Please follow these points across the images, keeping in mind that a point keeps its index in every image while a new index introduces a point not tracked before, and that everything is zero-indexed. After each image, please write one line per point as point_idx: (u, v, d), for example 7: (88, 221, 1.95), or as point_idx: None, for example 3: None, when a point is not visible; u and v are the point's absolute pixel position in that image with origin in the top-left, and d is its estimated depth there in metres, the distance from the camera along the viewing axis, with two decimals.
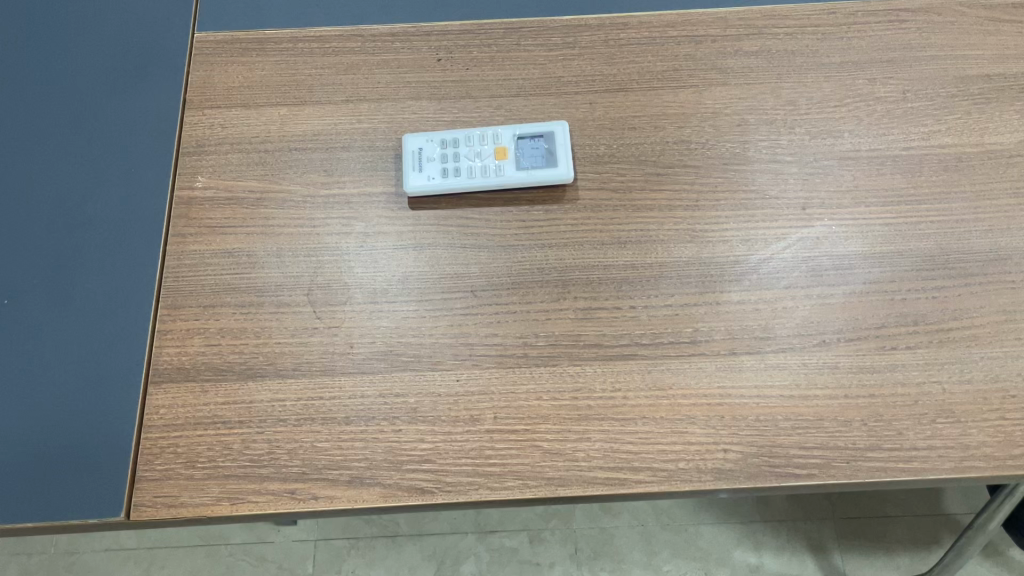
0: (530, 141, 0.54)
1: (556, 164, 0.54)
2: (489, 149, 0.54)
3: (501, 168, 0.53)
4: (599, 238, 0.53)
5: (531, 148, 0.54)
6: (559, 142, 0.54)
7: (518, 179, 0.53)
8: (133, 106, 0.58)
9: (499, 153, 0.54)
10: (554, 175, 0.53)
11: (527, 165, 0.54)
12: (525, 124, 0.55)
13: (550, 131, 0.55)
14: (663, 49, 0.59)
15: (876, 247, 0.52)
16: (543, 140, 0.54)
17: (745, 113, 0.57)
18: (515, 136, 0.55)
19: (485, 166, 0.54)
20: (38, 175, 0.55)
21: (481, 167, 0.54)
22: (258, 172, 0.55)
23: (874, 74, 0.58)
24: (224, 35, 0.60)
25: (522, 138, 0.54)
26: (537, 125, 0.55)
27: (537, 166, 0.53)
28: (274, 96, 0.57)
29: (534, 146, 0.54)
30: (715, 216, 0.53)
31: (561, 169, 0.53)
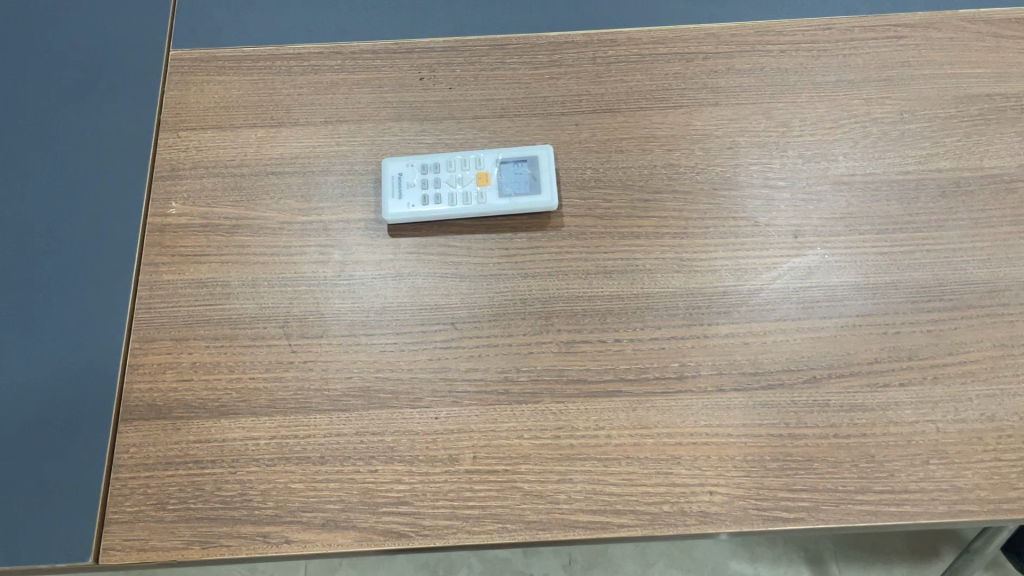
0: (513, 166, 0.53)
1: (541, 190, 0.52)
2: (471, 175, 0.52)
3: (483, 195, 0.52)
4: (584, 268, 0.51)
5: (514, 173, 0.52)
6: (543, 167, 0.53)
7: (500, 206, 0.52)
8: (108, 128, 0.56)
9: (480, 179, 0.52)
10: (537, 202, 0.52)
11: (510, 192, 0.52)
12: (508, 148, 0.53)
13: (534, 155, 0.53)
14: (653, 67, 0.57)
15: (869, 277, 0.50)
16: (526, 164, 0.53)
17: (737, 134, 0.55)
18: (497, 161, 0.53)
19: (466, 193, 0.52)
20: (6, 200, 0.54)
21: (462, 193, 0.52)
22: (234, 197, 0.53)
23: (871, 93, 0.56)
24: (200, 52, 0.58)
25: (506, 163, 0.53)
26: (521, 148, 0.53)
27: (520, 194, 0.52)
28: (251, 117, 0.56)
29: (518, 172, 0.52)
30: (703, 243, 0.52)
31: (545, 196, 0.52)
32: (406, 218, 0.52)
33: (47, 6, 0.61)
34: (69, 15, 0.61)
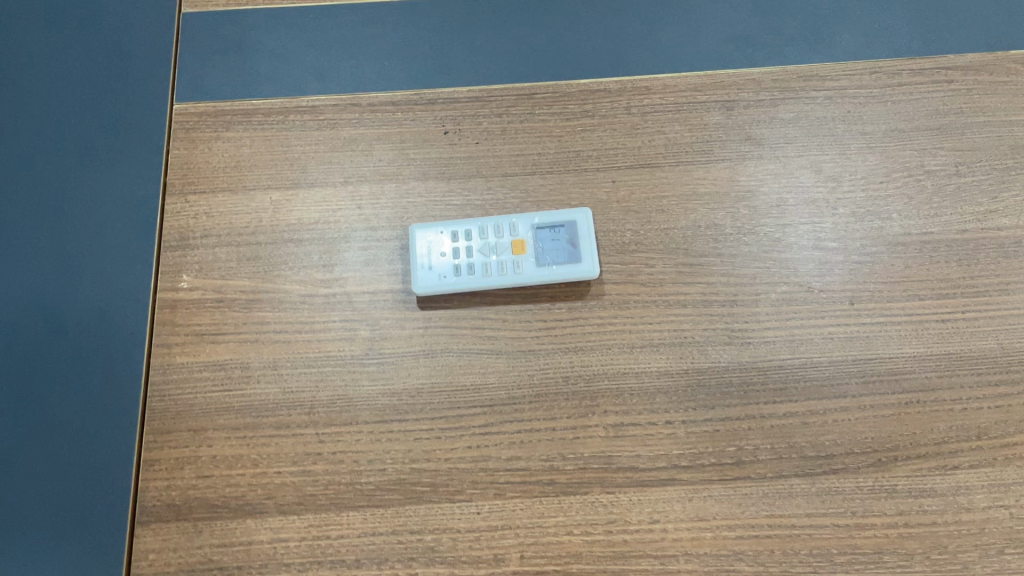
0: (550, 233, 0.49)
1: (580, 259, 0.48)
2: (506, 243, 0.49)
3: (519, 265, 0.48)
4: (629, 341, 0.48)
5: (551, 240, 0.49)
6: (582, 234, 0.49)
7: (538, 277, 0.48)
8: (107, 188, 0.52)
9: (515, 247, 0.49)
10: (577, 272, 0.48)
11: (548, 261, 0.48)
12: (544, 211, 0.50)
13: (571, 219, 0.50)
14: (692, 117, 0.54)
15: (931, 347, 0.48)
16: (564, 231, 0.49)
17: (784, 191, 0.52)
18: (533, 226, 0.49)
19: (501, 262, 0.48)
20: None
21: (497, 263, 0.48)
22: (250, 269, 0.50)
23: (924, 144, 0.53)
24: (206, 105, 0.53)
25: (541, 229, 0.49)
26: (557, 212, 0.50)
27: (558, 263, 0.48)
28: (265, 178, 0.52)
29: (555, 239, 0.49)
30: (755, 312, 0.48)
31: (585, 265, 0.48)
32: (437, 290, 0.48)
33: (29, 42, 0.55)
34: (55, 52, 0.55)
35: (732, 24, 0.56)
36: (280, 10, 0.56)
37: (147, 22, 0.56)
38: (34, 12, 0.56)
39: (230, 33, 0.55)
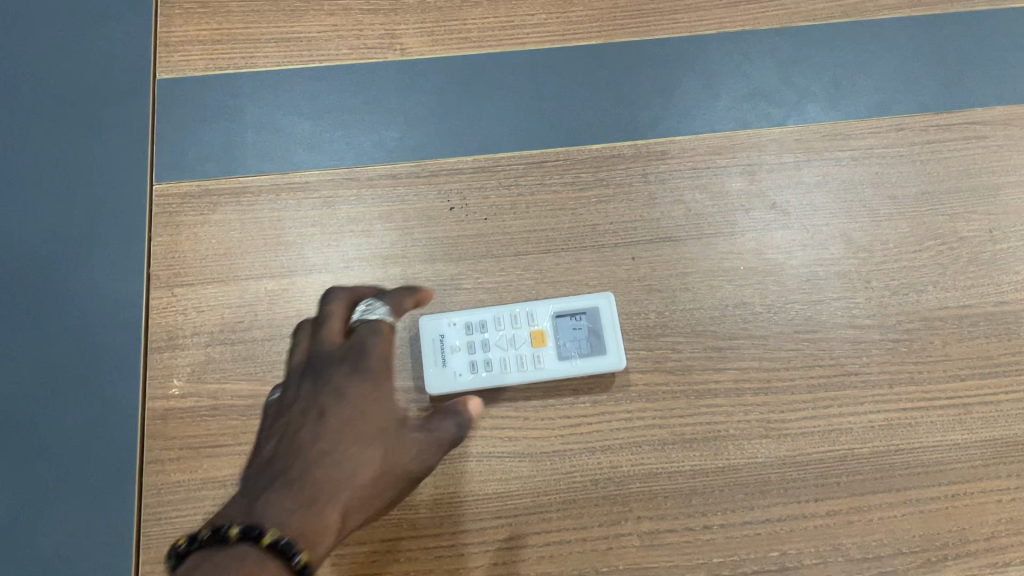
0: (571, 321, 0.46)
1: (605, 351, 0.45)
2: (524, 334, 0.45)
3: (541, 357, 0.45)
4: (660, 436, 0.45)
5: (572, 330, 0.46)
6: (605, 321, 0.46)
7: (561, 371, 0.45)
8: (86, 284, 0.47)
9: (535, 338, 0.45)
10: (602, 364, 0.45)
11: (571, 353, 0.45)
12: (564, 297, 0.47)
13: (593, 305, 0.46)
14: (713, 183, 0.50)
15: (975, 433, 0.45)
16: (585, 318, 0.46)
17: (813, 264, 0.49)
18: (553, 314, 0.46)
19: (521, 356, 0.45)
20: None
21: (516, 357, 0.45)
22: (247, 370, 0.46)
23: (956, 208, 0.50)
24: (189, 185, 0.49)
25: (562, 317, 0.46)
26: (577, 298, 0.46)
27: (581, 355, 0.45)
28: (258, 266, 0.48)
29: (576, 328, 0.46)
30: (790, 400, 0.46)
31: (611, 356, 0.45)
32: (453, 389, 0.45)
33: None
34: (17, 125, 0.50)
35: (750, 78, 0.53)
36: (264, 76, 0.52)
37: (119, 89, 0.51)
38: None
39: (212, 102, 0.51)
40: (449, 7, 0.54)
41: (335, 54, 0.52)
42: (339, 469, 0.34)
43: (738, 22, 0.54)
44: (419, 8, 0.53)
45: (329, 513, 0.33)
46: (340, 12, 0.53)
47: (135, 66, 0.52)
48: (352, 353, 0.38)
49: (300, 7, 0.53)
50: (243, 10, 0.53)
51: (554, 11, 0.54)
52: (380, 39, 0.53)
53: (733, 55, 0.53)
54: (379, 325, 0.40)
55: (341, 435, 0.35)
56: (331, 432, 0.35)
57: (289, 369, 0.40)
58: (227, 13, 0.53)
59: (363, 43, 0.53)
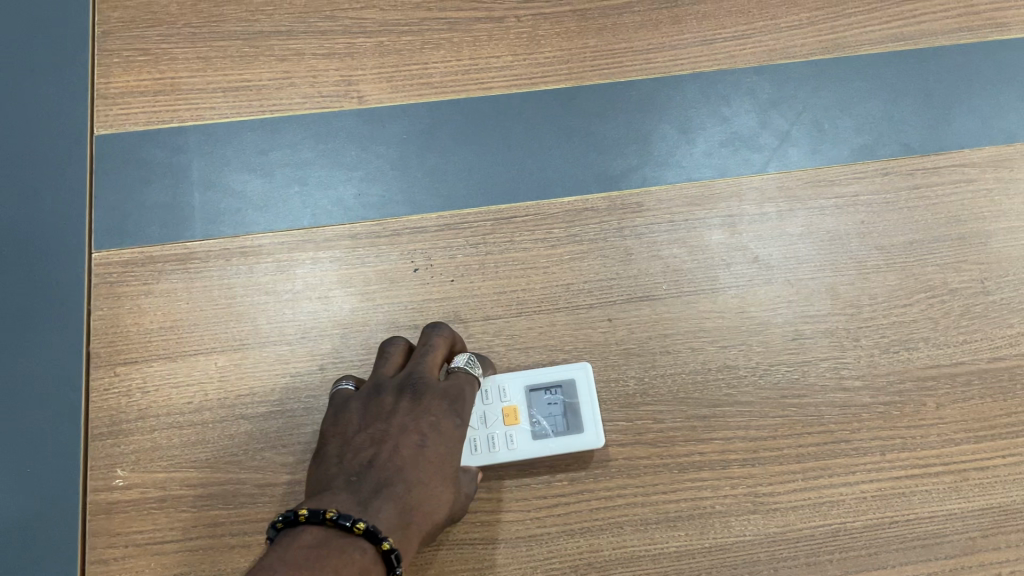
0: (545, 396, 0.43)
1: (584, 426, 0.42)
2: (496, 411, 0.42)
3: (515, 435, 0.42)
4: (642, 515, 0.42)
5: (546, 405, 0.43)
6: (582, 395, 0.43)
7: (536, 450, 0.42)
8: (19, 364, 0.44)
9: (508, 414, 0.42)
10: (579, 443, 0.42)
11: (547, 429, 0.42)
12: (537, 369, 0.44)
13: (569, 377, 0.43)
14: (692, 236, 0.48)
15: (973, 501, 0.43)
16: (560, 391, 0.43)
17: (799, 321, 0.46)
18: (526, 389, 0.43)
19: (492, 434, 0.42)
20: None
21: (487, 435, 0.42)
22: (196, 456, 0.42)
23: (947, 257, 0.48)
24: (131, 252, 0.46)
25: (536, 390, 0.43)
26: (551, 369, 0.43)
27: (558, 431, 0.42)
28: (207, 341, 0.44)
29: (552, 402, 0.43)
30: (779, 471, 0.43)
31: (588, 434, 0.42)
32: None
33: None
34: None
35: (729, 122, 0.50)
36: (210, 129, 0.48)
37: (51, 146, 0.47)
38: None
39: (154, 160, 0.47)
40: (410, 49, 0.50)
41: (288, 103, 0.49)
42: (428, 503, 0.34)
43: (714, 61, 0.51)
44: (377, 52, 0.50)
45: (412, 541, 0.33)
46: (293, 57, 0.50)
47: (68, 121, 0.48)
48: (450, 393, 0.39)
49: (249, 53, 0.50)
50: (188, 56, 0.49)
51: (520, 52, 0.51)
52: (335, 86, 0.49)
53: (709, 97, 0.51)
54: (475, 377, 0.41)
55: (425, 485, 0.35)
56: (426, 464, 0.35)
57: (377, 379, 0.39)
58: (171, 60, 0.49)
59: (317, 90, 0.49)
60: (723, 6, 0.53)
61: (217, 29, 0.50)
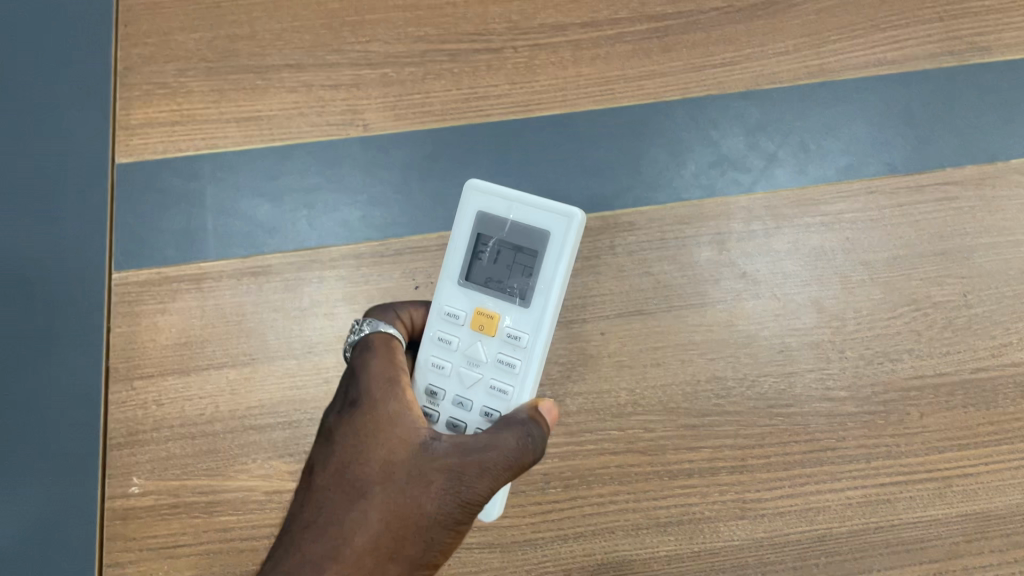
0: (479, 260, 0.38)
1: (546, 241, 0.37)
2: (477, 335, 0.38)
3: (513, 330, 0.37)
4: (634, 521, 0.45)
5: (496, 265, 0.38)
6: (503, 213, 0.38)
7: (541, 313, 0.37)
8: (44, 383, 0.47)
9: (482, 325, 0.38)
10: (552, 247, 0.37)
11: (519, 284, 0.38)
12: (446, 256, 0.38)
13: (471, 220, 0.38)
14: (682, 254, 0.49)
15: (957, 507, 0.45)
16: (482, 239, 0.38)
17: (786, 334, 0.48)
18: (461, 284, 0.38)
19: (501, 353, 0.38)
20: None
21: (500, 357, 0.38)
22: (208, 466, 0.45)
23: (929, 272, 0.50)
24: (148, 273, 0.48)
25: (468, 267, 0.38)
26: (458, 238, 0.38)
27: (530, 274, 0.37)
28: (219, 356, 0.47)
29: (494, 259, 0.38)
30: (765, 478, 0.45)
31: (548, 225, 0.37)
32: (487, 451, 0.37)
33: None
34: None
35: (718, 145, 0.52)
36: (223, 157, 0.51)
37: (72, 178, 0.50)
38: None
39: (170, 188, 0.50)
40: (412, 79, 0.52)
41: (296, 132, 0.51)
42: (331, 527, 0.32)
43: (704, 86, 0.53)
44: (382, 82, 0.52)
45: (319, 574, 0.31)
46: (302, 89, 0.52)
47: (89, 153, 0.50)
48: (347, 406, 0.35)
49: (261, 84, 0.52)
50: (203, 89, 0.51)
51: (518, 80, 0.52)
52: (342, 115, 0.52)
53: (700, 120, 0.52)
54: (369, 338, 0.37)
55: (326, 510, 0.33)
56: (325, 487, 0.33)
57: None
58: (186, 92, 0.51)
59: (324, 118, 0.51)
60: (714, 34, 0.54)
61: (229, 63, 0.52)
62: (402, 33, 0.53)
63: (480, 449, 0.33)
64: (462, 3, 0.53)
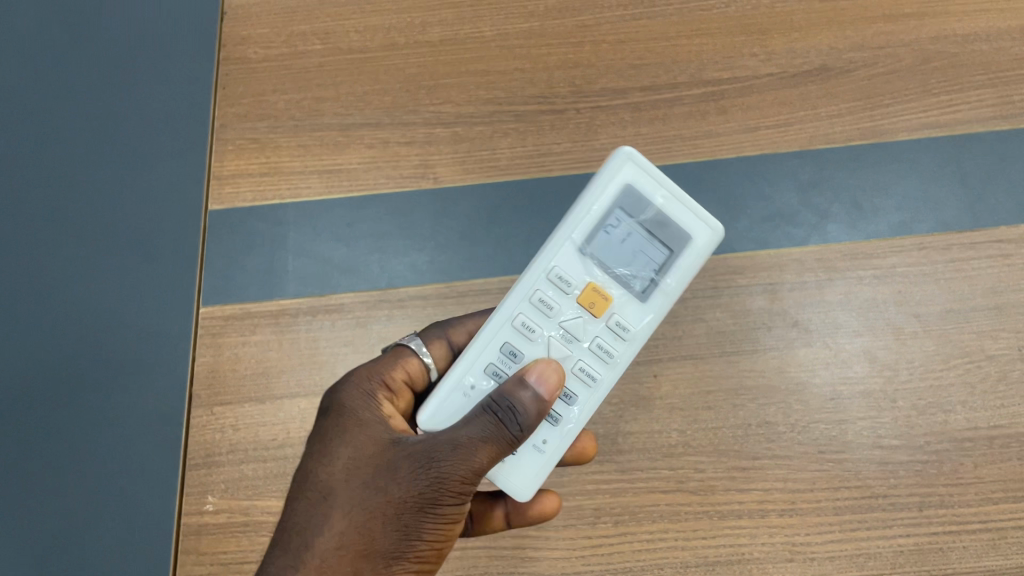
0: (613, 228, 0.39)
1: (681, 247, 0.39)
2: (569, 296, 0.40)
3: (618, 323, 0.40)
4: (683, 557, 0.46)
5: (621, 233, 0.39)
6: (663, 204, 0.39)
7: (650, 324, 0.40)
8: (134, 405, 0.51)
9: (595, 297, 0.40)
10: (684, 237, 0.39)
11: (642, 276, 0.40)
12: (577, 219, 0.39)
13: (622, 195, 0.39)
14: (733, 302, 0.51)
15: (1012, 558, 0.46)
16: (623, 216, 0.39)
17: (836, 383, 0.49)
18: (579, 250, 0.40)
19: (575, 323, 0.40)
20: (13, 506, 0.49)
21: (567, 325, 0.40)
22: (277, 486, 0.48)
23: (984, 326, 0.50)
24: (232, 308, 0.52)
25: (596, 238, 0.40)
26: (589, 195, 0.39)
27: (659, 277, 0.40)
28: (291, 386, 0.50)
29: (623, 242, 0.40)
30: (815, 522, 0.47)
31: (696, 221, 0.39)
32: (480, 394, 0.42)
33: (42, 249, 0.54)
34: (73, 259, 0.54)
35: (771, 200, 0.54)
36: (305, 205, 0.55)
37: (167, 222, 0.55)
38: (48, 217, 0.55)
39: (257, 232, 0.54)
40: (480, 137, 0.55)
41: (372, 184, 0.55)
42: (351, 512, 0.35)
43: (758, 146, 0.55)
44: (452, 139, 0.56)
45: (359, 546, 0.34)
46: (378, 144, 0.56)
47: (186, 199, 0.55)
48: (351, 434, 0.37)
49: (343, 141, 0.56)
50: (290, 144, 0.56)
51: (579, 139, 0.55)
52: (414, 169, 0.55)
53: (753, 176, 0.54)
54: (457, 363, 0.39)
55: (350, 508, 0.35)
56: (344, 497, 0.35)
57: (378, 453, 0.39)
58: (275, 148, 0.56)
59: (398, 172, 0.55)
60: (768, 97, 0.56)
61: (314, 122, 0.56)
62: (472, 94, 0.56)
63: (454, 448, 0.34)
64: (530, 69, 0.57)
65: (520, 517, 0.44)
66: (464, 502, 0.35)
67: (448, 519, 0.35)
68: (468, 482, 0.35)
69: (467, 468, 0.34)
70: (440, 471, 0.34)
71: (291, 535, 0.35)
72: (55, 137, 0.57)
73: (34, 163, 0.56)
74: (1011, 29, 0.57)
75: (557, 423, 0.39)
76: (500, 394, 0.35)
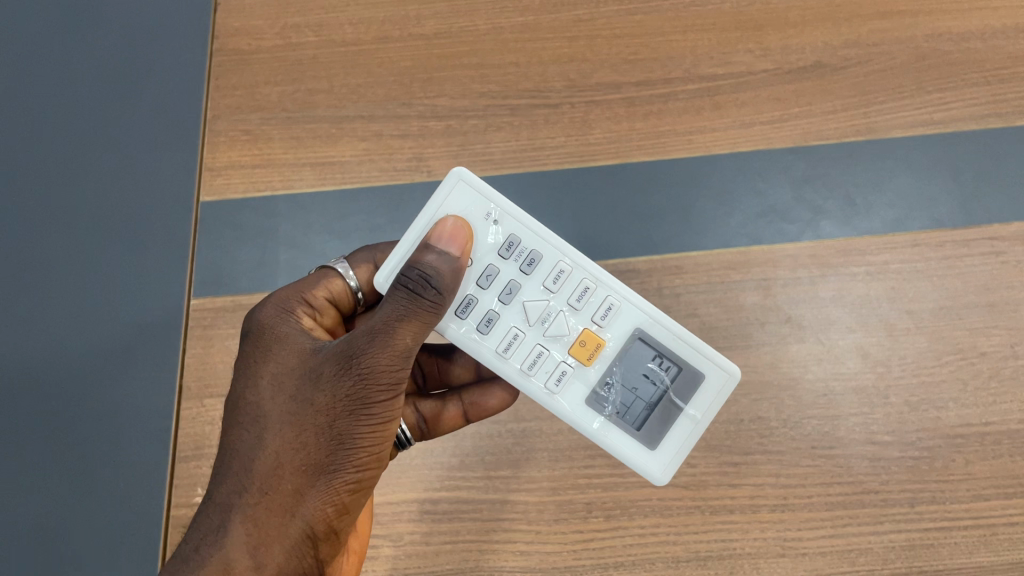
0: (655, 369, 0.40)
1: (651, 429, 0.40)
2: (591, 317, 0.40)
3: (562, 374, 0.40)
4: (675, 551, 0.46)
5: (653, 374, 0.40)
6: (695, 407, 0.40)
7: (560, 408, 0.39)
8: (123, 397, 0.50)
9: (588, 351, 0.40)
10: (654, 442, 0.40)
11: (610, 402, 0.40)
12: (665, 330, 0.40)
13: (697, 361, 0.40)
14: (727, 297, 0.51)
15: (1002, 555, 0.46)
16: (672, 371, 0.40)
17: (830, 378, 0.49)
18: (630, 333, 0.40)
19: (561, 320, 0.40)
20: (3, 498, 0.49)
21: (558, 312, 0.40)
22: None
23: (976, 323, 0.50)
24: (223, 300, 0.52)
25: (643, 349, 0.40)
26: (684, 346, 0.40)
27: (611, 414, 0.40)
28: None
29: (646, 377, 0.40)
30: (807, 517, 0.47)
31: (668, 458, 0.39)
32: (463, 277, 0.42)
33: (31, 241, 0.54)
34: (61, 251, 0.54)
35: (765, 196, 0.54)
36: (298, 197, 0.55)
37: (158, 212, 0.54)
38: (38, 208, 0.55)
39: (249, 224, 0.54)
40: (475, 131, 0.55)
41: (366, 176, 0.55)
42: (279, 436, 0.34)
43: (752, 142, 0.55)
44: (446, 132, 0.55)
45: (293, 466, 0.33)
46: (372, 137, 0.55)
47: (177, 189, 0.55)
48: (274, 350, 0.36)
49: (335, 133, 0.55)
50: (283, 136, 0.56)
51: (574, 133, 0.55)
52: (407, 162, 0.55)
53: (747, 173, 0.54)
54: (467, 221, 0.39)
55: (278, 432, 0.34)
56: (271, 421, 0.34)
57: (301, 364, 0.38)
58: (268, 139, 0.56)
59: (392, 164, 0.55)
60: (763, 94, 0.55)
61: (307, 113, 0.56)
62: (466, 87, 0.56)
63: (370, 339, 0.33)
64: (525, 62, 0.56)
65: (477, 410, 0.44)
66: (396, 397, 0.34)
67: (381, 419, 0.34)
68: (394, 371, 0.33)
69: (389, 357, 0.33)
70: (361, 366, 0.33)
71: (229, 464, 0.34)
72: (45, 127, 0.57)
73: (24, 154, 0.56)
74: (1006, 28, 0.56)
75: (460, 320, 0.39)
76: (409, 266, 0.35)
